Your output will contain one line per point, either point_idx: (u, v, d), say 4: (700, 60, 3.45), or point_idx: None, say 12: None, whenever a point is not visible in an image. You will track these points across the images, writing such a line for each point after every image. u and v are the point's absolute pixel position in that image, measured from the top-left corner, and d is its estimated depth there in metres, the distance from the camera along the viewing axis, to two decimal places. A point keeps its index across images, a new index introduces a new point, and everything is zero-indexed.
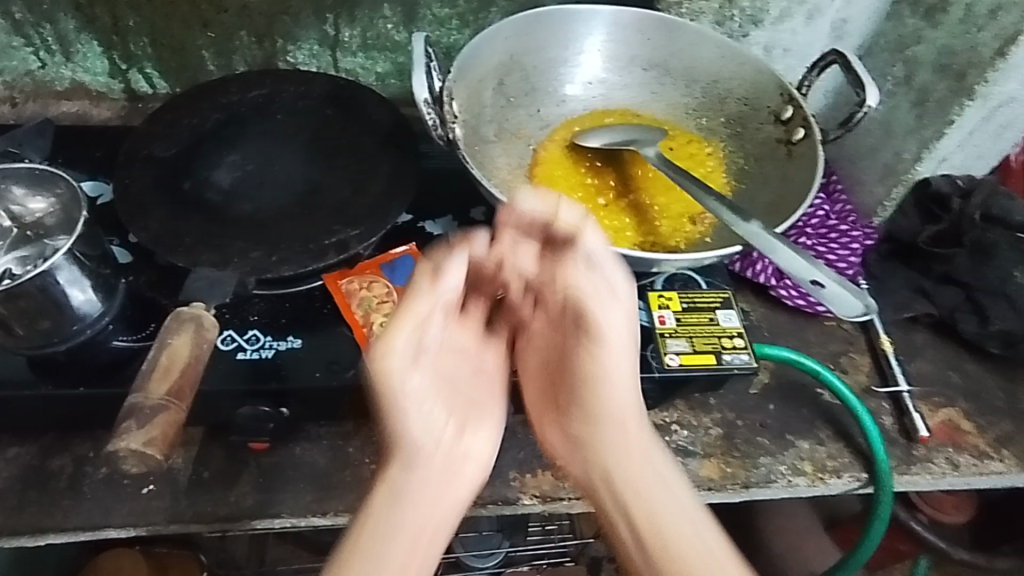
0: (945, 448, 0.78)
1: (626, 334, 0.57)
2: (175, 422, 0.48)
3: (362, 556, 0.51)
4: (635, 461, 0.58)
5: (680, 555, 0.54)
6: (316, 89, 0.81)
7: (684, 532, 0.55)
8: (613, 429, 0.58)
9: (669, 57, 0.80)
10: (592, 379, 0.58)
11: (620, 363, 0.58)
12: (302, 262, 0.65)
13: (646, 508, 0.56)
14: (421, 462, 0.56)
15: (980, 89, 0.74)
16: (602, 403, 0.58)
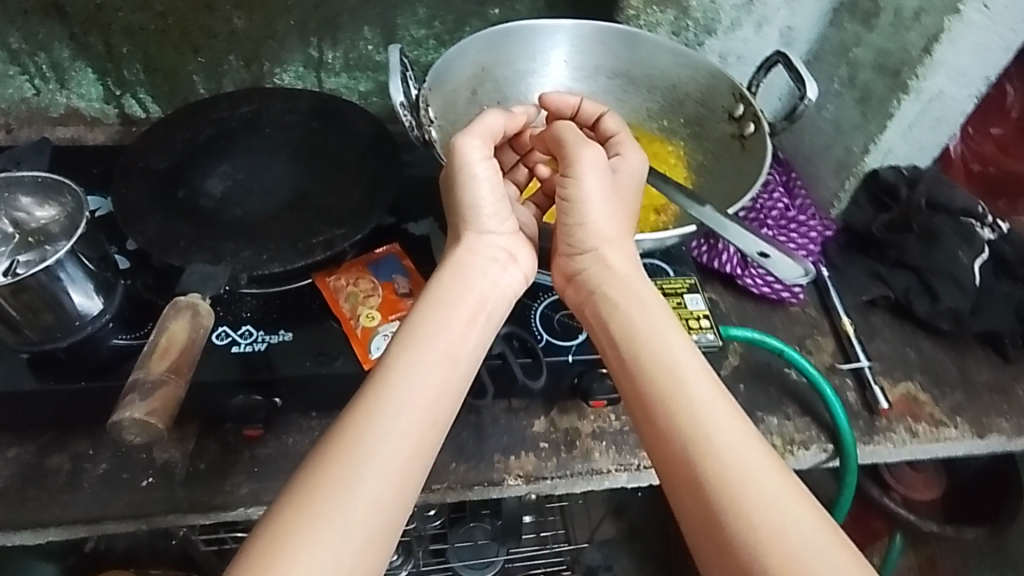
0: (904, 418, 0.82)
1: (622, 198, 0.69)
2: (173, 395, 0.51)
3: (384, 399, 0.56)
4: (629, 295, 0.65)
5: (671, 373, 0.58)
6: (302, 104, 0.86)
7: (676, 357, 0.60)
8: (607, 260, 0.67)
9: (630, 66, 0.86)
10: (589, 231, 0.68)
11: (616, 217, 0.68)
12: (290, 259, 0.69)
13: (642, 338, 0.61)
14: (442, 301, 0.63)
15: (913, 84, 0.81)
16: (586, 231, 0.68)
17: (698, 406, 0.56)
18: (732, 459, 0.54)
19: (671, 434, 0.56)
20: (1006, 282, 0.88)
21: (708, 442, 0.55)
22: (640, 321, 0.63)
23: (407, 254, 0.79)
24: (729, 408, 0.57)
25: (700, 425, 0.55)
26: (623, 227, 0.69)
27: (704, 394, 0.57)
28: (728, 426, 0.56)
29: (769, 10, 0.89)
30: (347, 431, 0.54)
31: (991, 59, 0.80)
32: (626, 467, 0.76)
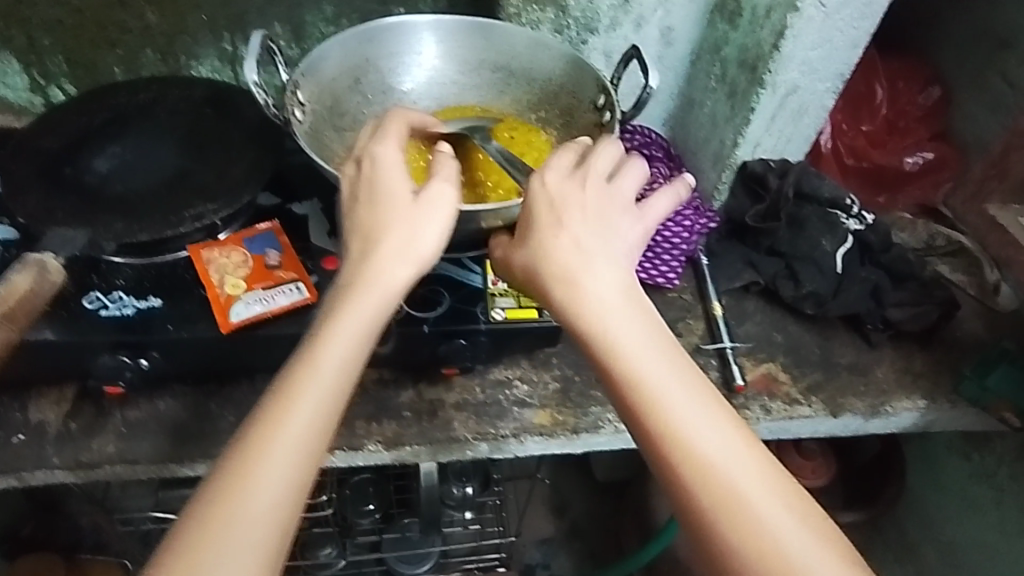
0: (761, 396, 0.86)
1: (596, 210, 0.58)
2: (5, 334, 0.66)
3: (285, 418, 0.48)
4: (608, 317, 0.53)
5: (662, 404, 0.50)
6: (198, 91, 0.91)
7: (662, 378, 0.51)
8: (584, 280, 0.54)
9: (511, 61, 0.91)
10: (560, 257, 0.55)
11: (590, 231, 0.56)
12: (160, 229, 0.74)
13: (624, 364, 0.51)
14: (359, 303, 0.54)
15: (767, 78, 0.86)
16: (551, 254, 0.56)
17: (699, 441, 0.49)
18: (737, 492, 0.47)
19: (676, 479, 0.48)
20: (868, 268, 0.92)
21: (715, 482, 0.47)
22: (623, 348, 0.52)
23: (284, 232, 0.83)
24: (728, 428, 0.50)
25: (701, 463, 0.48)
26: (606, 238, 0.57)
27: (703, 422, 0.49)
28: (731, 453, 0.48)
29: (644, 11, 0.95)
30: (246, 456, 0.47)
31: (839, 55, 0.85)
32: (484, 435, 0.80)
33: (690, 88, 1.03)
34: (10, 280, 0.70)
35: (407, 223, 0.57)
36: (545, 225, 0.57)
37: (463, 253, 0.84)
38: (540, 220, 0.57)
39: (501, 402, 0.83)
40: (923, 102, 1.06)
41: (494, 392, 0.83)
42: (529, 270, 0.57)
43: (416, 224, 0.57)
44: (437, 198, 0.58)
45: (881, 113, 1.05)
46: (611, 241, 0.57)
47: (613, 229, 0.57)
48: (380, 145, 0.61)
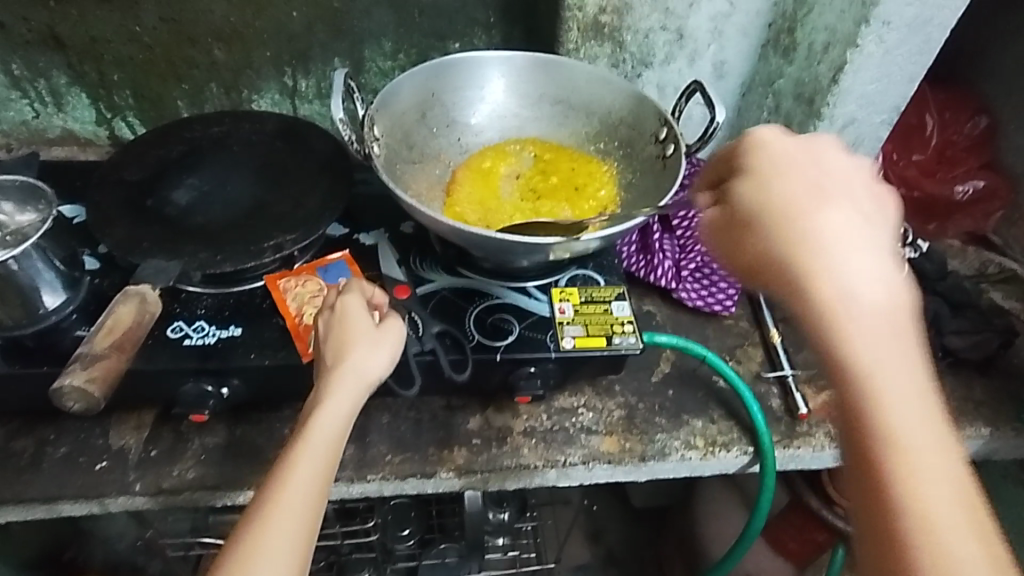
0: (824, 424, 0.87)
1: (843, 197, 0.53)
2: (113, 368, 0.63)
3: (280, 492, 0.54)
4: (845, 302, 0.47)
5: (884, 405, 0.44)
6: (269, 125, 0.94)
7: (889, 378, 0.44)
8: (823, 263, 0.49)
9: (570, 94, 0.93)
10: (801, 234, 0.51)
11: (844, 220, 0.51)
12: (242, 260, 0.76)
13: (849, 352, 0.45)
14: (335, 394, 0.60)
15: (826, 111, 0.88)
16: (790, 233, 0.51)
17: (918, 456, 0.42)
18: (944, 521, 0.41)
19: (880, 484, 0.42)
20: (925, 295, 0.93)
21: (922, 499, 0.41)
22: (850, 334, 0.46)
23: (355, 261, 0.85)
24: (951, 457, 0.43)
25: (914, 478, 0.42)
26: (868, 232, 0.50)
27: (927, 439, 0.43)
28: (946, 481, 0.42)
29: (699, 45, 0.97)
30: (250, 529, 0.52)
31: (896, 89, 0.87)
32: (553, 462, 0.80)
33: (741, 119, 1.06)
34: (115, 313, 0.67)
35: (361, 347, 0.63)
36: (782, 204, 0.53)
37: (529, 281, 0.86)
38: (782, 196, 0.53)
39: (567, 429, 0.84)
40: (970, 132, 1.08)
41: (560, 419, 0.84)
42: (754, 249, 0.53)
43: (369, 349, 0.63)
44: (391, 329, 0.65)
45: (931, 143, 1.08)
46: (863, 230, 0.50)
47: (870, 222, 0.51)
48: (344, 290, 0.67)
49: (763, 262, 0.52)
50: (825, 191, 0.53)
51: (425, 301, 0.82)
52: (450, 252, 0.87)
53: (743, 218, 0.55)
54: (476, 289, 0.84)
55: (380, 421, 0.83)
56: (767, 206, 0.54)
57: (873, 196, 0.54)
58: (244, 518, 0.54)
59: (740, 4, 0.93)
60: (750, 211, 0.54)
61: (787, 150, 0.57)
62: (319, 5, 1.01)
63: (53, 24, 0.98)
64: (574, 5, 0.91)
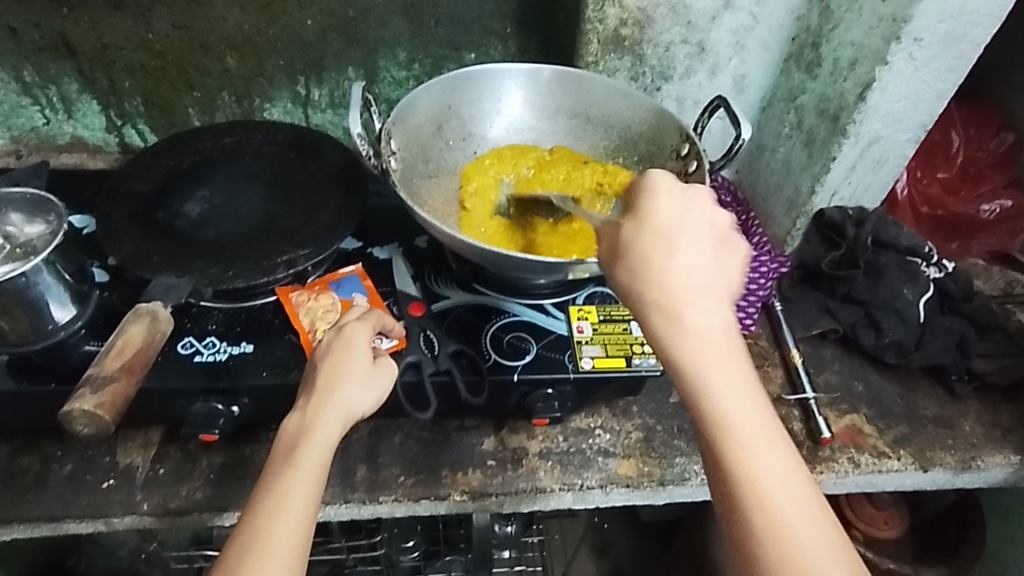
0: (847, 449, 0.85)
1: (696, 238, 0.51)
2: (123, 390, 0.61)
3: (271, 521, 0.53)
4: (702, 347, 0.48)
5: (738, 442, 0.47)
6: (282, 136, 0.92)
7: (742, 415, 0.48)
8: (681, 308, 0.49)
9: (588, 107, 0.91)
10: (653, 280, 0.50)
11: (693, 261, 0.50)
12: (254, 275, 0.75)
13: (703, 394, 0.48)
14: (321, 422, 0.60)
15: (851, 129, 0.86)
16: (654, 280, 0.50)
17: (772, 489, 0.46)
18: (796, 540, 0.44)
19: (739, 521, 0.46)
20: (950, 318, 0.91)
21: (784, 537, 0.44)
22: (708, 376, 0.48)
23: (368, 275, 0.83)
24: (802, 501, 0.46)
25: (767, 507, 0.45)
26: (687, 258, 0.50)
27: (779, 472, 0.46)
28: (803, 511, 0.46)
29: (720, 59, 0.95)
30: (242, 559, 0.51)
31: (923, 106, 0.85)
32: (569, 486, 0.78)
33: (761, 133, 1.04)
34: (124, 332, 0.65)
35: (348, 381, 0.63)
36: (643, 251, 0.50)
37: (546, 298, 0.84)
38: (630, 239, 0.51)
39: (584, 451, 0.82)
40: (995, 148, 1.07)
41: (577, 441, 0.82)
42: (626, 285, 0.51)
43: (357, 385, 0.63)
44: (384, 369, 0.67)
45: (956, 160, 1.07)
46: (725, 276, 0.51)
47: (721, 263, 0.51)
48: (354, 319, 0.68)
49: (637, 303, 0.50)
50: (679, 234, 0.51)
51: (440, 318, 0.80)
52: (464, 269, 0.85)
53: (614, 259, 0.52)
54: (491, 305, 0.82)
55: (392, 441, 0.81)
56: (639, 243, 0.51)
57: (717, 231, 0.52)
58: (231, 547, 0.52)
59: (762, 17, 0.91)
60: (619, 249, 0.51)
61: (670, 193, 0.53)
62: (333, 14, 0.99)
63: (63, 30, 0.97)
64: (594, 17, 0.89)
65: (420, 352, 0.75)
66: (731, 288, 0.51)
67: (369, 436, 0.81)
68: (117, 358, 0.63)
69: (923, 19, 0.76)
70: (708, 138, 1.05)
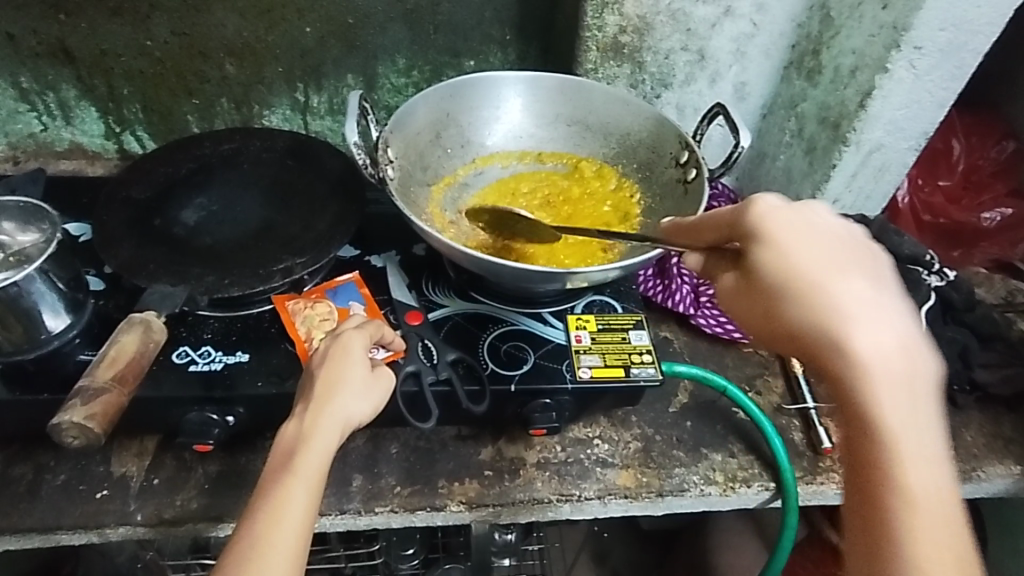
0: None
1: (846, 255, 0.52)
2: (114, 400, 0.60)
3: (270, 530, 0.53)
4: (876, 353, 0.49)
5: (903, 452, 0.47)
6: (280, 143, 0.92)
7: (909, 430, 0.48)
8: (845, 310, 0.50)
9: (587, 115, 0.91)
10: (812, 276, 0.51)
11: (875, 290, 0.51)
12: (250, 284, 0.74)
13: (873, 401, 0.48)
14: (319, 430, 0.59)
15: (852, 136, 0.86)
16: (813, 281, 0.51)
17: (924, 500, 0.47)
18: (935, 540, 0.46)
19: (881, 514, 0.47)
20: (952, 327, 0.90)
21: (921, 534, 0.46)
22: (877, 383, 0.48)
23: (366, 283, 0.83)
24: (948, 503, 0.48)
25: (921, 522, 0.46)
26: (845, 259, 0.52)
27: (934, 484, 0.47)
28: (941, 514, 0.47)
29: (720, 66, 0.95)
30: (241, 568, 0.51)
31: (925, 115, 0.85)
32: (567, 497, 0.78)
33: (762, 141, 1.03)
34: (117, 343, 0.65)
35: (347, 387, 0.63)
36: (800, 279, 0.51)
37: (543, 307, 0.83)
38: (778, 273, 0.51)
39: (582, 461, 0.81)
40: (996, 156, 1.08)
41: (575, 451, 0.82)
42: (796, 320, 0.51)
43: (354, 393, 0.63)
44: (381, 378, 0.66)
45: (957, 169, 1.07)
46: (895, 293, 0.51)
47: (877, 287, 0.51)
48: (353, 327, 0.68)
49: (801, 305, 0.51)
50: (836, 247, 0.53)
51: (438, 326, 0.80)
52: (460, 277, 0.84)
53: (774, 295, 0.52)
54: (489, 315, 0.82)
55: (389, 450, 0.80)
56: (789, 255, 0.52)
57: (873, 256, 0.53)
58: (229, 556, 0.52)
59: (763, 25, 0.91)
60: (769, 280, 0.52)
61: (795, 221, 0.53)
62: (332, 21, 0.99)
63: (61, 37, 0.97)
64: (593, 24, 0.89)
65: (420, 362, 0.74)
66: (901, 294, 0.51)
67: (366, 445, 0.81)
68: (109, 369, 0.63)
69: (924, 28, 0.76)
70: (708, 144, 1.04)
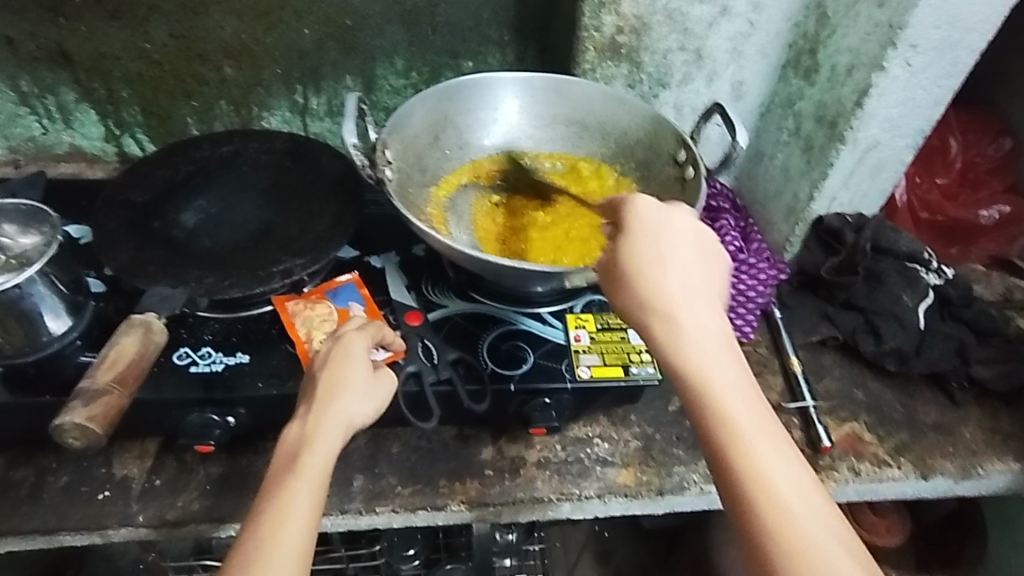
0: (847, 457, 0.84)
1: (676, 252, 0.57)
2: (114, 402, 0.61)
3: (275, 529, 0.53)
4: (698, 343, 0.53)
5: (743, 438, 0.49)
6: (279, 145, 0.92)
7: (749, 418, 0.50)
8: (665, 309, 0.54)
9: (585, 114, 0.91)
10: (635, 277, 0.56)
11: (680, 266, 0.56)
12: (250, 285, 0.75)
13: (707, 393, 0.51)
14: (322, 431, 0.59)
15: (849, 134, 0.86)
16: (642, 278, 0.56)
17: (776, 483, 0.48)
18: (795, 521, 0.46)
19: (737, 501, 0.48)
20: (950, 323, 0.90)
21: (782, 520, 0.46)
22: (706, 373, 0.52)
23: (365, 284, 0.83)
24: (804, 480, 0.49)
25: (777, 507, 0.47)
26: (682, 258, 0.57)
27: (787, 467, 0.49)
28: (803, 495, 0.48)
29: (717, 66, 0.95)
30: (246, 569, 0.50)
31: (921, 112, 0.85)
32: (567, 496, 0.78)
33: (759, 140, 1.04)
34: (117, 344, 0.65)
35: (350, 388, 0.63)
36: (638, 266, 0.56)
37: (543, 307, 0.83)
38: (631, 258, 0.57)
39: (582, 460, 0.81)
40: (993, 153, 1.08)
41: (575, 450, 0.82)
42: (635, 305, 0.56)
43: (357, 394, 0.63)
44: (384, 379, 0.67)
45: (955, 166, 1.07)
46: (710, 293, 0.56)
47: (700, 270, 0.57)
48: (354, 329, 0.68)
49: (632, 311, 0.56)
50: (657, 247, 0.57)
51: (438, 327, 0.80)
52: (460, 278, 0.84)
53: (639, 301, 0.55)
54: (489, 315, 0.82)
55: (390, 450, 0.81)
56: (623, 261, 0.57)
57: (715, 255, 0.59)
58: (234, 559, 0.52)
59: (760, 24, 0.91)
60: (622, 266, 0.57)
61: (659, 214, 0.59)
62: (330, 23, 1.00)
63: (60, 40, 0.97)
64: (590, 25, 0.89)
65: (420, 362, 0.75)
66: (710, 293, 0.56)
67: (367, 445, 0.81)
68: (109, 371, 0.63)
69: (919, 26, 0.76)
70: (706, 144, 1.05)
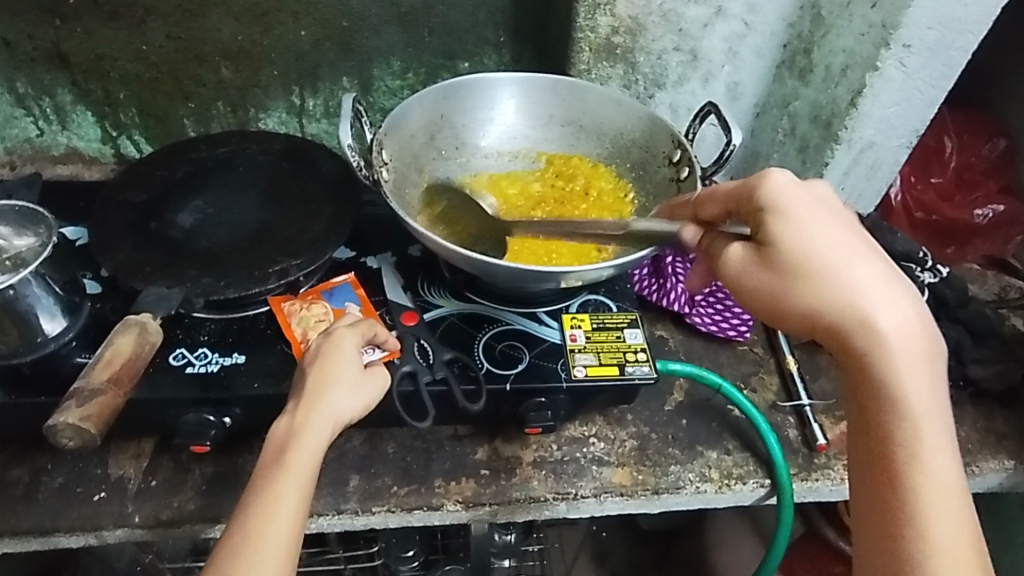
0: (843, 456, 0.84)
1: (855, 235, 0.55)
2: (110, 402, 0.61)
3: (263, 525, 0.53)
4: (889, 328, 0.52)
5: (909, 421, 0.52)
6: (275, 146, 0.92)
7: (915, 403, 0.52)
8: (853, 287, 0.53)
9: (581, 115, 0.91)
10: (827, 258, 0.53)
11: (848, 255, 0.54)
12: (246, 286, 0.75)
13: (883, 375, 0.52)
14: (310, 426, 0.59)
15: (844, 134, 0.86)
16: (803, 254, 0.54)
17: (925, 464, 0.51)
18: (932, 504, 0.50)
19: (888, 471, 0.51)
20: (946, 324, 0.91)
21: (926, 498, 0.50)
22: (887, 363, 0.52)
23: (361, 284, 0.83)
24: (945, 467, 0.51)
25: (923, 484, 0.50)
26: (854, 239, 0.55)
27: (933, 450, 0.51)
28: (945, 477, 0.51)
29: (713, 66, 0.96)
30: (233, 561, 0.52)
31: (915, 112, 0.86)
32: (563, 495, 0.78)
33: (755, 140, 1.04)
34: (113, 344, 0.65)
35: (338, 384, 0.63)
36: (816, 259, 0.53)
37: (537, 307, 0.83)
38: (794, 250, 0.54)
39: (578, 460, 0.81)
40: (988, 154, 1.08)
41: (570, 450, 0.82)
42: (800, 307, 0.54)
43: (346, 390, 0.63)
44: (374, 377, 0.67)
45: (950, 166, 1.08)
46: (893, 271, 0.54)
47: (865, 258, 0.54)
48: (345, 325, 0.68)
49: (791, 285, 0.54)
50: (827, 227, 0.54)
51: (434, 326, 0.80)
52: (456, 278, 0.85)
53: (798, 271, 0.54)
54: (484, 314, 0.82)
55: (386, 450, 0.81)
56: (799, 238, 0.54)
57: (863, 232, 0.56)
58: (221, 552, 0.53)
59: (755, 25, 0.92)
60: (782, 257, 0.54)
61: (803, 198, 0.55)
62: (327, 24, 1.00)
63: (57, 42, 0.97)
64: (586, 25, 0.89)
65: (416, 362, 0.75)
66: (890, 273, 0.54)
67: (363, 445, 0.81)
68: (104, 371, 0.63)
69: (913, 26, 0.76)
70: (701, 144, 1.05)
